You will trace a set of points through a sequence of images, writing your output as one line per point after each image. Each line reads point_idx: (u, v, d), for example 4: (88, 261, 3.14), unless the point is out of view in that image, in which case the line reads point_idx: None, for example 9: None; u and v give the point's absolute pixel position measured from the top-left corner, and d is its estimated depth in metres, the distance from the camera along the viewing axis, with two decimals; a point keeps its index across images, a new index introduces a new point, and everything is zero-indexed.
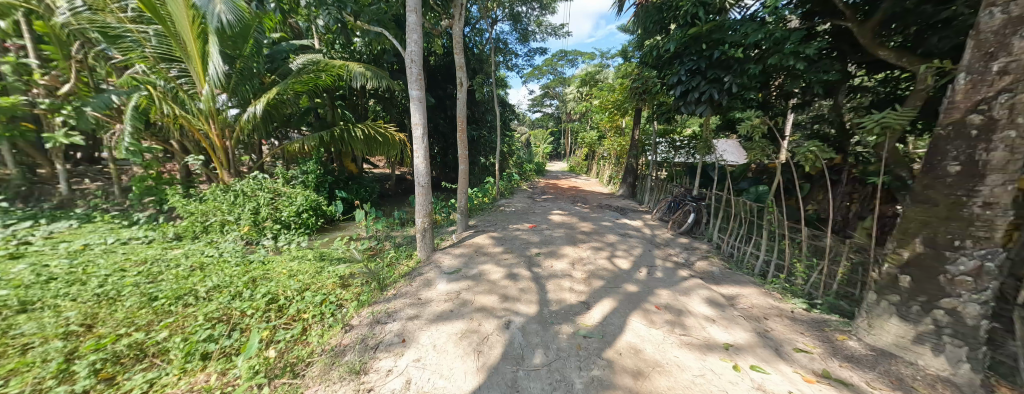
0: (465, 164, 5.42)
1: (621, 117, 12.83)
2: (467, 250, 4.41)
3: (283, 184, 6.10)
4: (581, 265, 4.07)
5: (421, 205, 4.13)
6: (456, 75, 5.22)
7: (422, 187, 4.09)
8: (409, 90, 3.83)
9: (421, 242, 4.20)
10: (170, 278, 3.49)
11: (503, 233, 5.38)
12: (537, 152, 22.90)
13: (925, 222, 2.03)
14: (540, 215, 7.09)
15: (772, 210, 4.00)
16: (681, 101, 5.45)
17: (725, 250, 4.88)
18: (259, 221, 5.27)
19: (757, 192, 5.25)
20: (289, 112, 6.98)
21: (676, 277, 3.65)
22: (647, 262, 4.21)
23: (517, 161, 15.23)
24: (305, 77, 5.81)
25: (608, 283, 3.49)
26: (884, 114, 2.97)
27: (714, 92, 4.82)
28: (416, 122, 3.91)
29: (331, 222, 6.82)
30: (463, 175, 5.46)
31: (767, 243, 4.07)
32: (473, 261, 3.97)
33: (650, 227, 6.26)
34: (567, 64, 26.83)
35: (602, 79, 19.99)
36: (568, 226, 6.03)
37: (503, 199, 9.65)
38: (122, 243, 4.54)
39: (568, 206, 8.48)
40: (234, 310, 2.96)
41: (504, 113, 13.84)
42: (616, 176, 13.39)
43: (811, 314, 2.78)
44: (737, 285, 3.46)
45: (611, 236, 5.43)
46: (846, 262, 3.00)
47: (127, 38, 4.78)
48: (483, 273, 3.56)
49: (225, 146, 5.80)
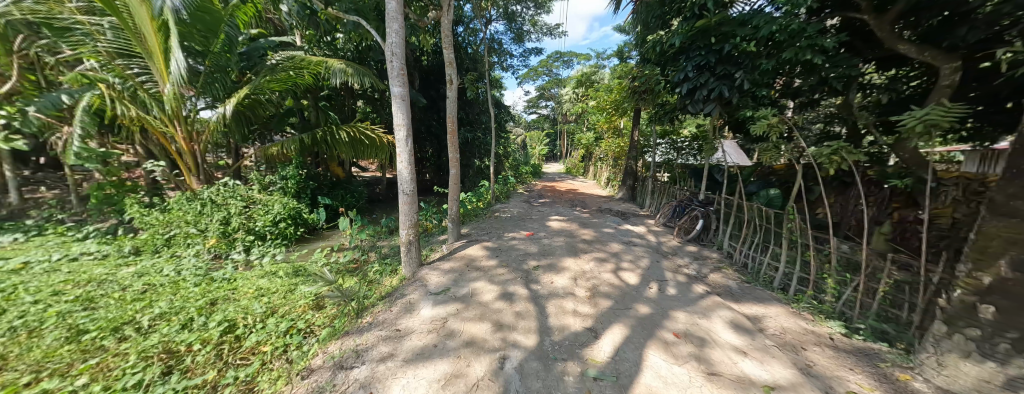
0: (456, 169, 5.01)
1: (619, 118, 12.52)
2: (457, 264, 3.99)
3: (259, 191, 5.65)
4: (584, 280, 3.67)
5: (406, 215, 3.69)
6: (445, 71, 4.80)
7: (407, 194, 3.65)
8: (389, 87, 3.41)
9: (407, 257, 3.77)
10: (112, 304, 3.04)
11: (498, 243, 4.98)
12: (533, 154, 22.59)
13: (1013, 241, 1.65)
14: (538, 221, 6.69)
15: (793, 218, 3.63)
16: (687, 100, 5.09)
17: (738, 260, 4.52)
18: (229, 233, 4.79)
19: (769, 196, 4.90)
20: (268, 114, 6.52)
21: (691, 295, 3.27)
22: (657, 276, 3.82)
23: (513, 163, 14.86)
24: (281, 75, 5.36)
25: (616, 302, 3.09)
26: (928, 110, 2.59)
27: (724, 89, 4.44)
28: (399, 123, 3.49)
29: (313, 231, 6.36)
30: (454, 181, 5.05)
31: (788, 254, 3.70)
32: (463, 278, 3.55)
33: (655, 234, 5.90)
34: (563, 65, 26.60)
35: (599, 80, 19.74)
36: (568, 234, 5.62)
37: (499, 204, 9.24)
38: (69, 260, 4.06)
39: (567, 211, 8.10)
40: (179, 344, 2.54)
41: (499, 115, 13.48)
42: (615, 178, 13.06)
43: (856, 341, 2.40)
44: (762, 304, 3.07)
45: (614, 245, 5.04)
46: (889, 280, 2.63)
47: (77, 31, 4.32)
48: (475, 294, 3.14)
49: (193, 150, 5.33)
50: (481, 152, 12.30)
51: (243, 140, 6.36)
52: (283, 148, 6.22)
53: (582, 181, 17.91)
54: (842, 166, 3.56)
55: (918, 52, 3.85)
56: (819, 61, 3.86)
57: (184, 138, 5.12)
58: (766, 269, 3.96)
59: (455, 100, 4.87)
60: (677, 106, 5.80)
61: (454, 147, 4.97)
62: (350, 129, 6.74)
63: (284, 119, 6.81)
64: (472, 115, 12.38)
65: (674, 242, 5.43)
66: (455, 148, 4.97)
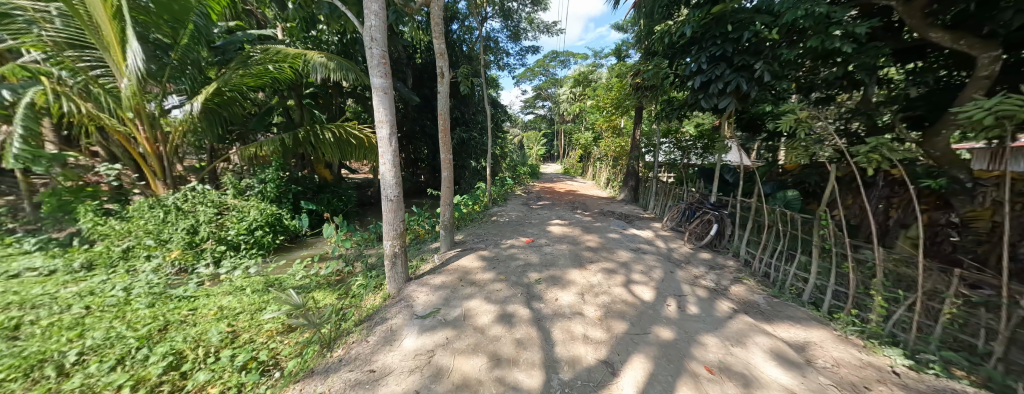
0: (448, 171, 4.58)
1: (619, 117, 12.19)
2: (450, 278, 3.57)
3: (234, 196, 5.25)
4: (593, 296, 3.25)
5: (390, 224, 3.25)
6: (436, 64, 4.37)
7: (390, 201, 3.20)
8: (369, 78, 2.97)
9: (392, 271, 3.33)
10: (38, 332, 2.55)
11: (496, 252, 4.55)
12: (530, 154, 22.28)
13: None
14: (537, 226, 6.28)
15: (826, 224, 3.25)
16: (699, 95, 4.67)
17: (759, 269, 4.13)
18: (196, 243, 4.36)
19: (789, 199, 4.53)
20: (247, 112, 6.06)
21: (717, 314, 2.86)
22: (674, 290, 3.41)
23: (510, 164, 14.46)
24: (256, 70, 4.90)
25: (633, 325, 2.66)
26: (1000, 100, 2.24)
27: (743, 81, 4.03)
28: (380, 120, 3.05)
29: (296, 238, 5.93)
30: (447, 185, 4.61)
31: (819, 264, 3.32)
32: (456, 296, 3.13)
33: (663, 239, 5.50)
34: (559, 65, 26.31)
35: (596, 79, 19.45)
36: (571, 241, 5.20)
37: (496, 206, 8.82)
38: (8, 276, 3.57)
39: (568, 214, 7.70)
40: (104, 387, 2.06)
41: (496, 114, 13.08)
42: (615, 179, 12.68)
43: (926, 380, 2.01)
44: (799, 326, 2.67)
45: (622, 254, 4.62)
46: (956, 301, 2.24)
47: (18, 18, 3.77)
48: (469, 316, 2.72)
49: (159, 152, 4.90)
50: (477, 153, 11.90)
51: (218, 140, 5.90)
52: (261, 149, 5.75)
53: (581, 182, 17.58)
54: (883, 166, 3.16)
55: (954, 40, 3.47)
56: (849, 50, 3.47)
57: (145, 138, 4.69)
58: (792, 281, 3.58)
59: (446, 96, 4.44)
60: (687, 102, 5.39)
61: (447, 147, 4.53)
62: (334, 127, 6.27)
63: (264, 117, 6.33)
64: (468, 115, 11.96)
65: (686, 248, 5.04)
66: (446, 149, 4.54)
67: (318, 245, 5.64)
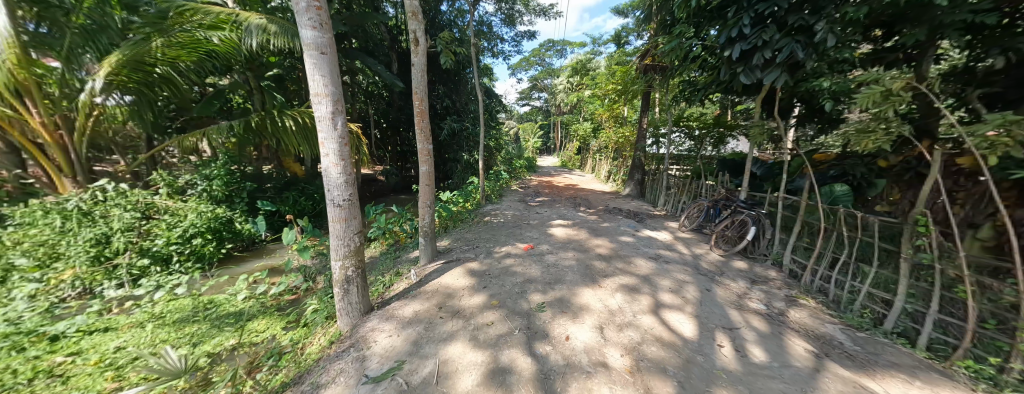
0: (427, 165, 3.70)
1: (622, 106, 11.40)
2: (427, 305, 2.73)
3: (168, 196, 4.34)
4: (616, 330, 2.43)
5: (338, 238, 2.37)
6: (408, 26, 3.43)
7: (338, 206, 2.31)
8: (298, 31, 2.05)
9: (342, 303, 2.44)
10: None
11: (488, 265, 3.69)
12: (526, 147, 21.52)
13: None
14: (536, 228, 5.44)
15: (924, 232, 2.45)
16: (736, 68, 3.79)
17: (813, 284, 3.34)
18: (107, 257, 3.49)
19: (842, 195, 3.74)
20: (189, 94, 5.08)
21: (797, 363, 2.02)
22: (718, 318, 2.59)
23: (506, 157, 13.64)
24: (182, 38, 3.97)
25: (682, 387, 1.82)
26: None
27: (799, 48, 3.16)
28: (317, 92, 2.15)
29: (252, 245, 5.05)
30: (424, 181, 3.72)
31: (910, 285, 2.54)
32: (432, 335, 2.30)
33: (685, 243, 4.71)
34: (556, 54, 25.44)
35: (595, 68, 18.63)
36: (578, 247, 4.38)
37: (490, 204, 7.96)
38: None
39: (570, 212, 6.87)
40: None
41: (489, 104, 12.15)
42: (618, 172, 11.88)
43: None
44: (920, 383, 1.86)
45: (642, 264, 3.80)
46: None
47: None
48: (446, 375, 1.88)
49: (63, 143, 4.06)
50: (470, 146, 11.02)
51: (153, 127, 4.95)
52: (204, 138, 4.81)
53: (579, 176, 16.77)
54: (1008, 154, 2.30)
55: None
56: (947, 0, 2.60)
57: (41, 124, 3.82)
58: (866, 302, 2.80)
59: (422, 70, 3.54)
60: (717, 81, 4.51)
61: (423, 133, 3.63)
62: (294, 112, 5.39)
63: (211, 101, 5.36)
64: (459, 104, 11.03)
65: (714, 255, 4.24)
66: (423, 136, 3.64)
67: (277, 254, 4.79)
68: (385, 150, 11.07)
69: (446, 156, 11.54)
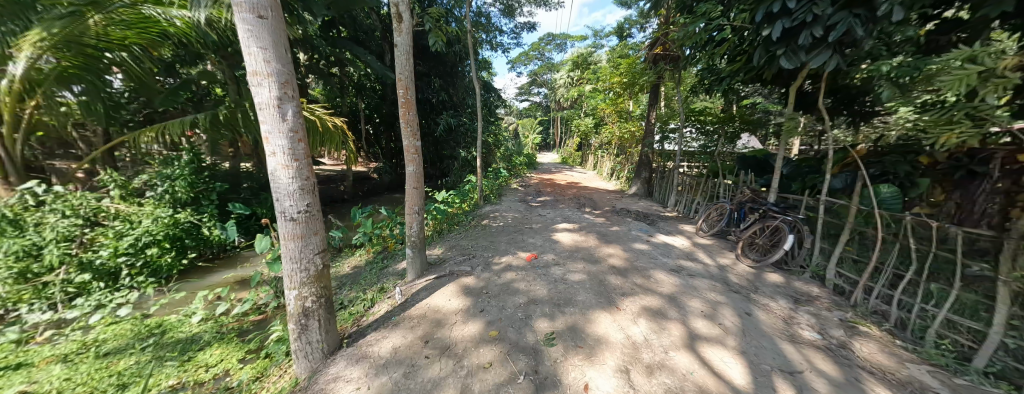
0: (414, 165, 3.17)
1: (627, 100, 10.85)
2: (413, 338, 2.23)
3: (121, 199, 3.82)
4: (647, 376, 1.92)
5: (293, 261, 1.83)
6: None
7: (291, 221, 1.77)
8: None
9: (299, 342, 1.91)
10: None
11: (485, 280, 3.20)
12: (526, 143, 20.99)
13: None
14: (539, 232, 4.92)
15: None
16: (775, 51, 3.24)
17: (867, 304, 2.85)
18: (36, 273, 2.97)
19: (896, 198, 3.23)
20: (151, 83, 4.52)
21: None
22: (771, 357, 2.09)
23: (505, 154, 13.11)
24: (129, 16, 3.49)
25: None
26: None
27: (858, 23, 2.61)
28: (255, 70, 1.58)
29: (222, 253, 4.55)
30: (411, 184, 3.19)
31: (1011, 315, 2.05)
32: (416, 386, 1.79)
33: (707, 251, 4.20)
34: (556, 49, 24.82)
35: (597, 61, 18.05)
36: (588, 257, 3.87)
37: (488, 204, 7.45)
38: None
39: (575, 214, 6.35)
40: None
41: (487, 99, 11.59)
42: (623, 170, 11.35)
43: None
44: None
45: (664, 279, 3.30)
46: None
47: None
48: None
49: None
50: (467, 142, 10.48)
51: (108, 121, 4.38)
52: (165, 134, 4.26)
53: (581, 173, 16.27)
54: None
55: None
56: None
57: None
58: (946, 331, 2.31)
59: (406, 53, 3.00)
60: (747, 68, 3.96)
61: (409, 127, 3.08)
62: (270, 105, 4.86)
63: (177, 92, 4.80)
64: (456, 98, 10.47)
65: (743, 266, 3.74)
66: (410, 131, 3.10)
67: (251, 261, 4.33)
68: (378, 146, 10.52)
69: (443, 153, 10.99)
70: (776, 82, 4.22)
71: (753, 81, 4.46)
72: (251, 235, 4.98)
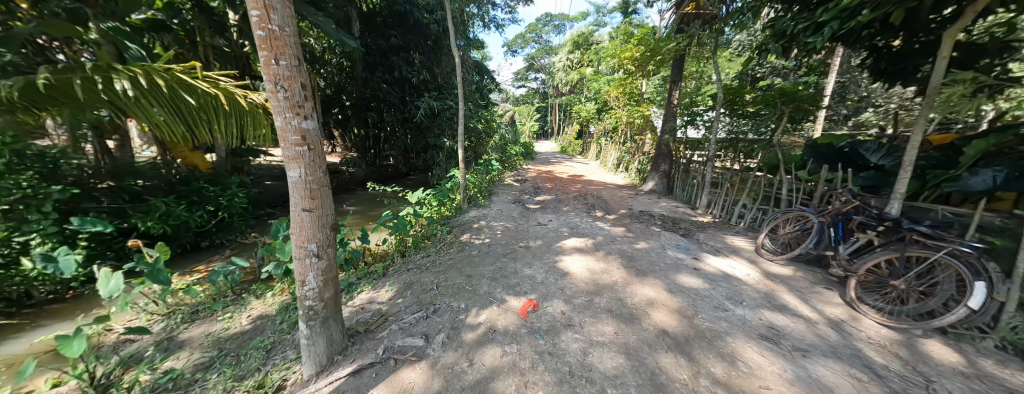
0: (301, 169, 1.64)
1: (639, 80, 9.32)
2: None
3: None
4: None
5: None
6: None
7: None
8: None
9: None
10: None
11: (444, 377, 1.75)
12: (522, 131, 19.36)
13: None
14: (539, 256, 3.45)
15: None
16: None
17: None
18: None
19: None
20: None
21: None
22: None
23: (500, 144, 11.54)
24: None
25: None
26: None
27: None
28: None
29: (29, 301, 2.96)
30: (298, 202, 1.67)
31: None
32: None
33: (793, 290, 2.77)
34: (554, 30, 22.98)
35: (600, 42, 16.39)
36: (619, 310, 2.41)
37: (474, 207, 5.96)
38: None
39: (585, 221, 4.87)
40: None
41: (477, 80, 9.98)
42: (633, 161, 9.89)
43: None
44: None
45: (765, 364, 1.84)
46: None
47: None
48: None
49: None
50: (454, 130, 8.92)
51: None
52: None
53: (581, 163, 14.77)
54: None
55: None
56: None
57: None
58: None
59: None
60: None
61: (280, 92, 1.53)
62: (134, 68, 3.16)
63: None
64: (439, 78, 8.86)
65: (869, 323, 2.31)
66: (289, 102, 1.56)
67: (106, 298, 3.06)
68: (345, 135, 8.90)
69: (425, 143, 9.42)
70: (938, 11, 2.79)
71: (877, 20, 2.94)
72: (106, 262, 3.42)
